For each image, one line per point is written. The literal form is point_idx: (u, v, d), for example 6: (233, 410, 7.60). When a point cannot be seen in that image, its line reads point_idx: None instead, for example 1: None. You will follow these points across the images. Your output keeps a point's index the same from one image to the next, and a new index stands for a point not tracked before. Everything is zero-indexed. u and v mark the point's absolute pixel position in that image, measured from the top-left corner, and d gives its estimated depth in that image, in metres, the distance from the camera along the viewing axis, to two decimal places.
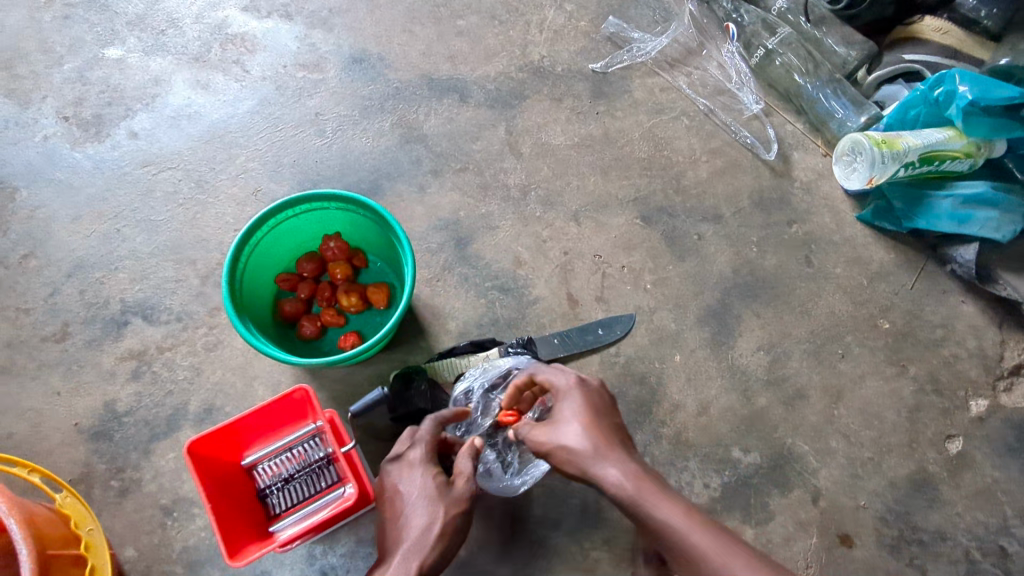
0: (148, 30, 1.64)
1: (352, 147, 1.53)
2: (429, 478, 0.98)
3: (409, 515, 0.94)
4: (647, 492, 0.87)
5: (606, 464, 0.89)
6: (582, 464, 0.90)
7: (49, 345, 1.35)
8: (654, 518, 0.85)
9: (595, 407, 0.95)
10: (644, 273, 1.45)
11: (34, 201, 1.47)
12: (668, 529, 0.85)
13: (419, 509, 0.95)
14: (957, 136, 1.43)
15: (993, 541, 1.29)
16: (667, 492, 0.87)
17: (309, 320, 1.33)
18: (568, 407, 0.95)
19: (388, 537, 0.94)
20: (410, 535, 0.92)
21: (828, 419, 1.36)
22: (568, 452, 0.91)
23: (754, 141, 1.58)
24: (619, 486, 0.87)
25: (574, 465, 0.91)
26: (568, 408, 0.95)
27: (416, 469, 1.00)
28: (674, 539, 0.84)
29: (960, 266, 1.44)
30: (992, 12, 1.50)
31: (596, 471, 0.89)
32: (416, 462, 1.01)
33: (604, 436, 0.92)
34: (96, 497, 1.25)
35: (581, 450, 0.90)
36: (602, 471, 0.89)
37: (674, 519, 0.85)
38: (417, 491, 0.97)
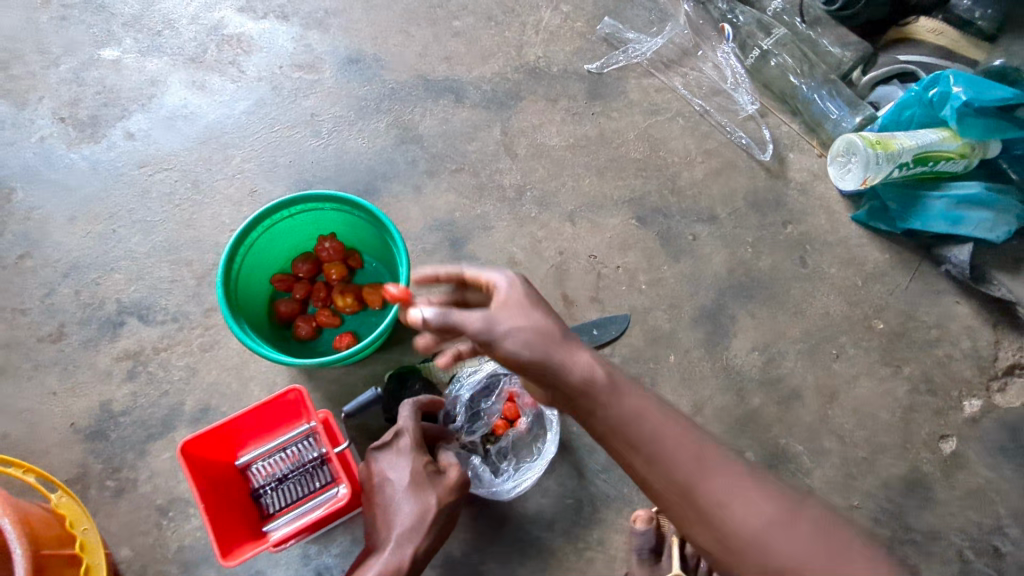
0: (144, 30, 1.64)
1: (348, 147, 1.54)
2: (418, 467, 1.05)
3: (399, 502, 1.03)
4: (613, 384, 0.80)
5: (572, 351, 0.81)
6: (545, 349, 0.80)
7: (45, 345, 1.36)
8: (625, 406, 0.79)
9: (542, 296, 0.85)
10: (639, 273, 1.46)
11: (31, 202, 1.47)
12: (636, 420, 0.78)
13: (410, 498, 1.03)
14: (952, 136, 1.43)
15: (987, 541, 1.30)
16: (630, 385, 0.81)
17: (305, 321, 1.33)
18: (516, 289, 0.84)
19: (379, 522, 1.03)
20: (402, 522, 1.02)
21: (822, 419, 1.37)
22: (524, 337, 0.80)
23: (749, 142, 1.58)
24: (589, 373, 0.80)
25: (531, 348, 0.80)
26: (517, 293, 0.83)
27: (405, 458, 1.07)
28: (645, 429, 0.78)
29: (954, 266, 1.45)
30: (986, 12, 1.52)
31: (560, 358, 0.80)
32: (405, 450, 1.07)
33: (556, 323, 0.83)
34: (92, 497, 1.26)
35: (540, 334, 0.81)
36: (568, 360, 0.80)
37: (641, 409, 0.79)
38: (405, 480, 1.04)
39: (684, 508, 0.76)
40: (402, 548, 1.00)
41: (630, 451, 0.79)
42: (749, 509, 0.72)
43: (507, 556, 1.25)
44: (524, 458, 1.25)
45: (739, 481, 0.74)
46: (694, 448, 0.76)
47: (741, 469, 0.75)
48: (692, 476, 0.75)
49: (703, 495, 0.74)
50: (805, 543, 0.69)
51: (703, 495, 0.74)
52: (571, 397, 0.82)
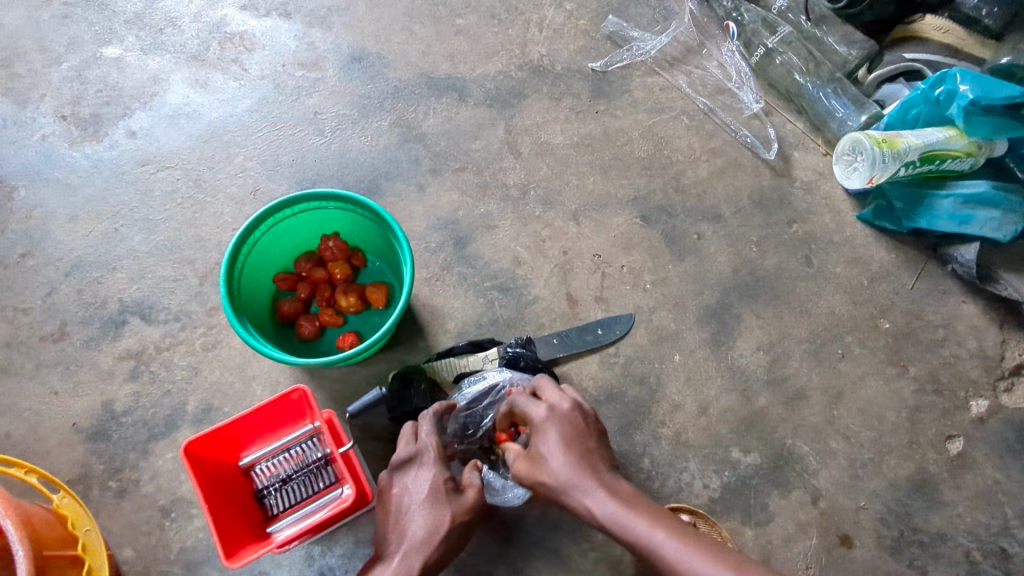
0: (146, 28, 1.64)
1: (351, 146, 1.53)
2: (439, 481, 1.03)
3: (415, 514, 0.99)
4: (623, 511, 0.90)
5: (591, 480, 0.94)
6: (565, 483, 0.94)
7: (47, 345, 1.35)
8: (630, 533, 0.89)
9: (576, 429, 0.99)
10: (644, 273, 1.45)
11: (33, 201, 1.46)
12: (644, 543, 0.88)
13: (427, 511, 1.00)
14: (958, 135, 1.42)
15: (994, 543, 1.29)
16: (643, 510, 0.91)
17: (308, 320, 1.32)
18: (552, 422, 0.99)
19: (391, 533, 0.99)
20: (415, 535, 0.97)
21: (828, 420, 1.36)
22: (552, 468, 0.95)
23: (754, 140, 1.57)
24: (604, 500, 0.92)
25: (560, 479, 0.95)
26: (552, 430, 0.99)
27: (426, 470, 1.03)
28: (654, 555, 0.86)
29: (961, 265, 1.43)
30: (993, 10, 1.49)
31: (581, 486, 0.93)
32: (429, 461, 1.04)
33: (581, 452, 0.97)
34: (94, 497, 1.25)
35: (562, 471, 0.95)
36: (586, 490, 0.93)
37: (642, 531, 0.88)
38: (425, 491, 1.02)
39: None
40: (410, 562, 0.95)
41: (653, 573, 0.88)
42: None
43: (512, 557, 1.25)
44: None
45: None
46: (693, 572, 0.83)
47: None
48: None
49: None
50: None
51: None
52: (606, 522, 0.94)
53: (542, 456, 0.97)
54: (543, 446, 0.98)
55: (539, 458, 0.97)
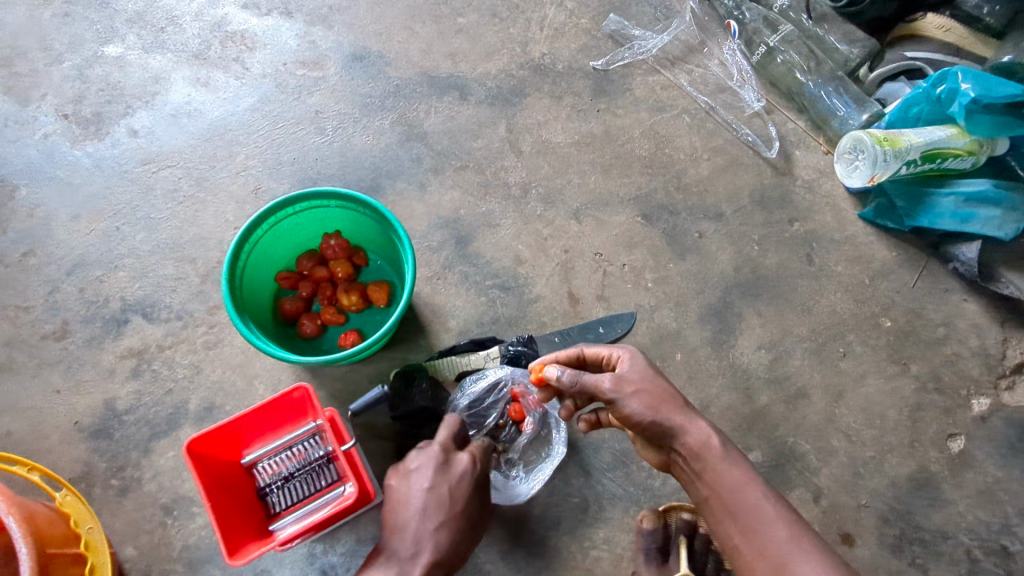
0: (147, 27, 1.64)
1: (352, 144, 1.53)
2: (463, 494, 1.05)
3: (437, 527, 1.01)
4: (725, 457, 0.92)
5: (693, 419, 0.95)
6: (662, 415, 0.94)
7: (49, 343, 1.35)
8: (725, 478, 0.91)
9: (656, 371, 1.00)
10: (645, 271, 1.45)
11: (35, 200, 1.46)
12: (739, 490, 0.91)
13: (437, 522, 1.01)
14: (959, 134, 1.42)
15: (995, 541, 1.29)
16: (741, 459, 0.94)
17: (310, 318, 1.33)
18: (636, 365, 0.99)
19: (405, 537, 1.00)
20: (428, 545, 1.00)
21: (829, 418, 1.36)
22: (646, 404, 0.95)
23: (755, 139, 1.57)
24: (705, 441, 0.93)
25: (655, 413, 0.95)
26: (635, 367, 0.99)
27: (456, 480, 1.05)
28: (743, 504, 0.90)
29: (962, 263, 1.43)
30: (994, 9, 1.49)
31: (679, 423, 0.94)
32: (461, 473, 1.06)
33: (676, 394, 0.98)
34: (96, 495, 1.25)
35: (660, 401, 0.95)
36: (686, 428, 0.94)
37: (740, 478, 0.91)
38: (432, 501, 1.02)
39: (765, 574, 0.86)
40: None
41: (726, 518, 0.91)
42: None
43: (514, 556, 1.24)
44: (533, 458, 1.25)
45: (814, 555, 0.86)
46: (778, 524, 0.88)
47: (825, 553, 0.86)
48: (775, 548, 0.87)
49: (788, 569, 0.85)
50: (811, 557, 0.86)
51: (785, 565, 0.85)
52: (686, 461, 0.95)
53: (632, 392, 0.96)
54: (630, 378, 0.97)
55: (629, 391, 0.96)
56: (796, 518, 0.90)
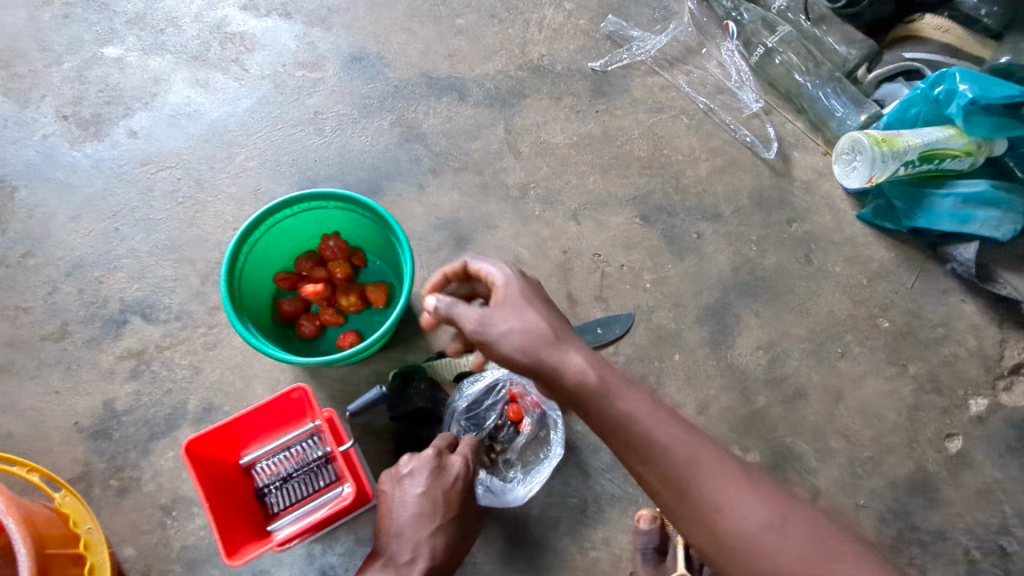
0: (147, 28, 1.64)
1: (351, 145, 1.53)
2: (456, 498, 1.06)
3: (429, 530, 1.03)
4: (614, 389, 0.79)
5: (565, 353, 0.83)
6: (535, 352, 0.83)
7: (49, 344, 1.35)
8: (627, 411, 0.78)
9: (545, 299, 0.90)
10: (643, 272, 1.45)
11: (34, 201, 1.47)
12: (635, 423, 0.77)
13: (435, 528, 1.03)
14: (958, 135, 1.42)
15: (993, 541, 1.29)
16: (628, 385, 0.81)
17: (309, 319, 1.33)
18: (515, 291, 0.89)
19: (399, 541, 1.02)
20: (428, 548, 1.02)
21: (827, 418, 1.36)
22: (517, 339, 0.84)
23: (754, 140, 1.58)
24: (582, 377, 0.80)
25: (529, 352, 0.83)
26: (514, 295, 0.89)
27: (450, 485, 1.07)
28: (659, 446, 0.76)
29: (960, 264, 1.44)
30: (993, 10, 1.50)
31: (558, 359, 0.82)
32: (455, 477, 1.07)
33: (556, 323, 0.86)
34: (95, 496, 1.26)
35: (534, 338, 0.84)
36: (564, 360, 0.82)
37: (640, 413, 0.77)
38: (427, 506, 1.04)
39: (688, 518, 0.75)
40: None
41: (629, 454, 0.78)
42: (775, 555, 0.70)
43: (513, 556, 1.25)
44: (531, 460, 1.24)
45: (742, 491, 0.73)
46: (698, 460, 0.75)
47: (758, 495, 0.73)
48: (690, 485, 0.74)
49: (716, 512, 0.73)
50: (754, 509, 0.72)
51: (704, 503, 0.73)
52: (570, 400, 0.83)
53: (506, 317, 0.86)
54: (499, 315, 0.86)
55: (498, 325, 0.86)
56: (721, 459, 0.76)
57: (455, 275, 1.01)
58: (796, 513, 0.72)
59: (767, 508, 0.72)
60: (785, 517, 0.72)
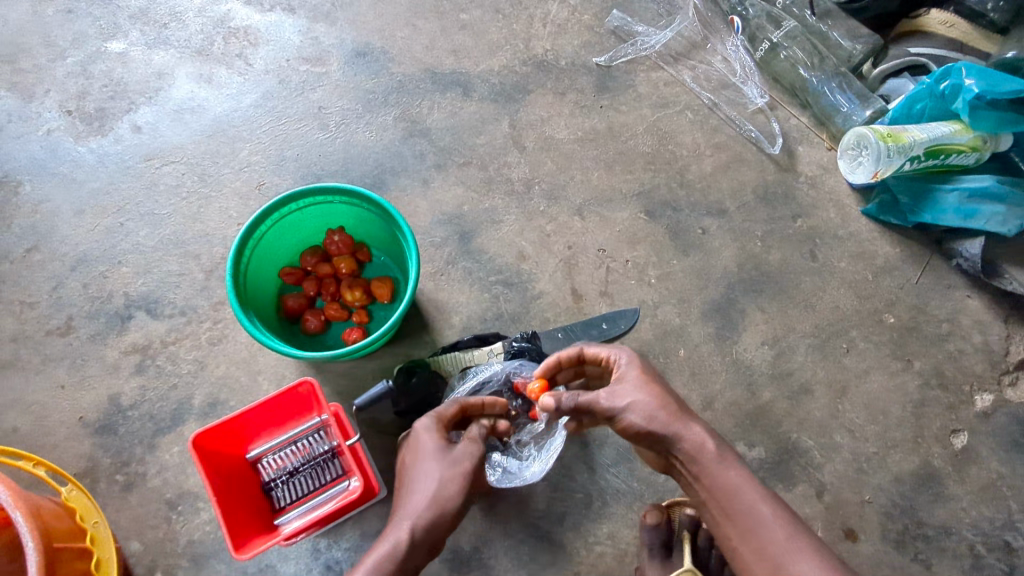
0: (150, 23, 1.64)
1: (356, 140, 1.53)
2: (433, 450, 1.01)
3: (413, 485, 0.98)
4: (721, 458, 0.96)
5: (688, 425, 0.97)
6: (652, 423, 0.97)
7: (54, 339, 1.35)
8: (724, 477, 0.95)
9: (654, 376, 1.02)
10: (648, 267, 1.45)
11: (38, 196, 1.47)
12: (733, 488, 0.94)
13: (418, 484, 0.98)
14: (964, 129, 1.41)
15: (998, 536, 1.29)
16: (732, 457, 0.97)
17: (313, 315, 1.33)
18: (635, 375, 1.01)
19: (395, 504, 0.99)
20: (414, 504, 0.96)
21: (832, 414, 1.36)
22: (643, 413, 0.97)
23: (759, 135, 1.57)
24: (696, 449, 0.96)
25: (653, 422, 0.97)
26: (636, 373, 1.01)
27: (422, 441, 1.02)
28: (740, 502, 0.93)
29: (966, 260, 1.43)
30: (998, 5, 1.47)
31: (677, 431, 0.97)
32: (422, 432, 1.03)
33: (675, 399, 1.00)
34: (101, 491, 1.25)
35: (645, 411, 0.98)
36: (682, 434, 0.97)
37: (736, 478, 0.95)
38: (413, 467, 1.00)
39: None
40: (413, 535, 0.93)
41: (720, 515, 0.95)
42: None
43: (518, 551, 1.25)
44: (544, 436, 1.21)
45: (810, 552, 0.89)
46: (774, 516, 0.92)
47: (822, 554, 0.89)
48: (763, 542, 0.90)
49: (785, 568, 0.88)
50: (812, 546, 0.89)
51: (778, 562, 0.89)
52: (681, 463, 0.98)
53: (628, 398, 0.99)
54: (622, 389, 1.00)
55: (624, 401, 0.98)
56: (783, 507, 0.94)
57: (569, 360, 1.10)
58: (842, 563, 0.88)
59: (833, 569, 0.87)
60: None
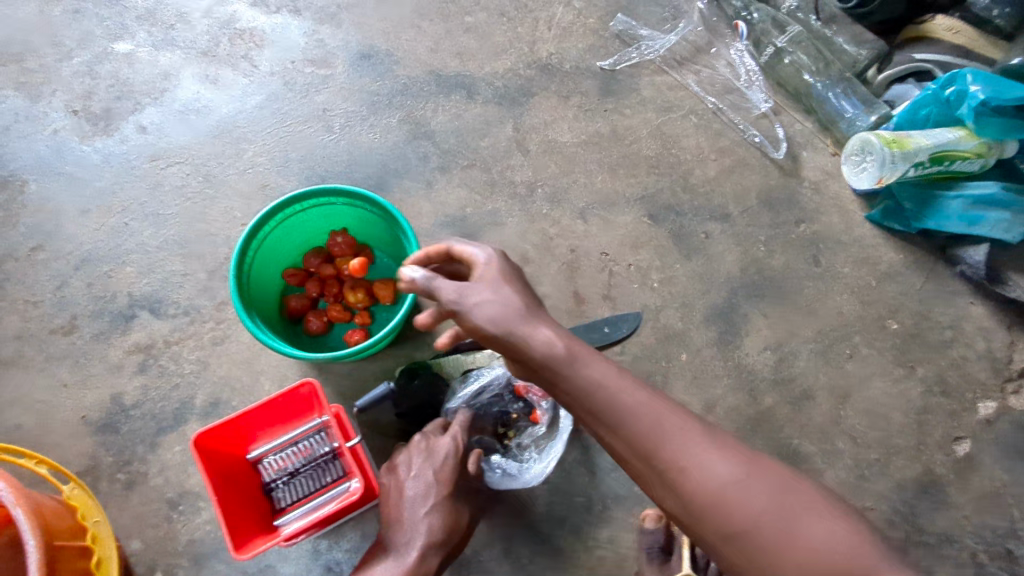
0: (157, 24, 1.64)
1: (360, 142, 1.54)
2: (423, 471, 1.08)
3: (407, 505, 1.05)
4: (578, 356, 0.80)
5: (536, 327, 0.81)
6: (490, 322, 0.82)
7: (57, 337, 1.36)
8: (586, 378, 0.79)
9: (513, 279, 0.87)
10: (651, 271, 1.45)
11: (43, 195, 1.47)
12: (600, 390, 0.79)
13: (432, 509, 1.05)
14: (969, 135, 1.41)
15: (1000, 545, 1.29)
16: (596, 354, 0.82)
17: (316, 316, 1.34)
18: (494, 275, 0.86)
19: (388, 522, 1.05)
20: (410, 523, 1.03)
21: (834, 420, 1.36)
22: (493, 313, 0.82)
23: (763, 140, 1.57)
24: (549, 349, 0.80)
25: (498, 325, 0.82)
26: (494, 273, 0.86)
27: (412, 463, 1.09)
28: (606, 402, 0.78)
29: (970, 267, 1.44)
30: (1004, 10, 1.45)
31: (524, 334, 0.81)
32: (412, 455, 1.10)
33: (533, 303, 0.85)
34: (102, 490, 1.26)
35: (488, 308, 0.82)
36: (534, 335, 0.81)
37: (606, 377, 0.79)
38: (423, 487, 1.06)
39: (657, 481, 0.77)
40: (427, 564, 1.01)
41: (592, 420, 0.81)
42: (746, 502, 0.72)
43: (517, 554, 1.25)
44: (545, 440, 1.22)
45: (702, 442, 0.76)
46: (668, 418, 0.78)
47: (728, 453, 0.76)
48: (647, 443, 0.76)
49: (684, 472, 0.75)
50: (724, 463, 0.74)
51: (682, 475, 0.75)
52: (539, 373, 0.82)
53: (474, 296, 0.84)
54: (472, 285, 0.85)
55: (470, 296, 0.84)
56: (664, 402, 0.79)
57: (437, 257, 0.96)
58: (750, 461, 0.75)
59: (732, 460, 0.75)
60: (751, 467, 0.75)
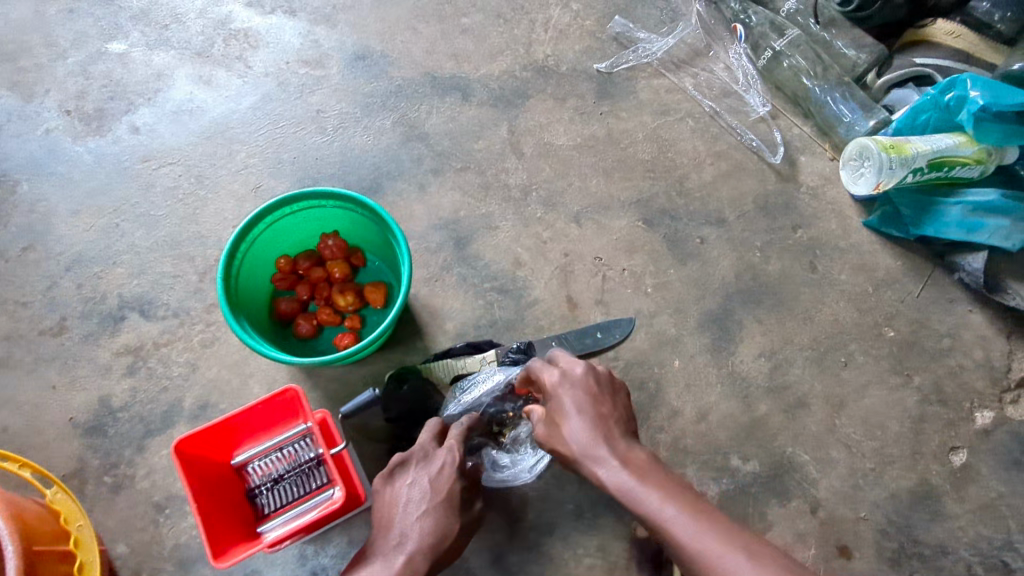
0: (152, 24, 1.64)
1: (353, 144, 1.53)
2: (421, 478, 1.06)
3: (402, 512, 1.03)
4: (636, 479, 0.89)
5: (602, 454, 0.93)
6: (581, 450, 0.94)
7: (47, 338, 1.35)
8: (642, 500, 0.88)
9: (593, 402, 0.99)
10: (645, 276, 1.43)
11: (35, 195, 1.47)
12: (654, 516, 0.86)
13: (424, 513, 1.02)
14: (968, 142, 1.39)
15: (996, 557, 1.27)
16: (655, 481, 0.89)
17: (306, 319, 1.32)
18: (567, 399, 0.99)
19: (381, 530, 1.02)
20: (404, 531, 1.01)
21: (829, 428, 1.34)
22: (569, 439, 0.96)
23: (760, 144, 1.56)
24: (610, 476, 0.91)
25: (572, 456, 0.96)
26: (569, 400, 0.99)
27: (411, 469, 1.07)
28: (663, 527, 0.85)
29: (968, 274, 1.41)
30: (1006, 15, 1.44)
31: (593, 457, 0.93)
32: (412, 460, 1.08)
33: (608, 427, 0.96)
34: (89, 492, 1.25)
35: (576, 439, 0.95)
36: (599, 458, 0.92)
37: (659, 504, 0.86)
38: (418, 494, 1.04)
39: None
40: (415, 568, 0.97)
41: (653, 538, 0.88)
42: None
43: (506, 562, 1.23)
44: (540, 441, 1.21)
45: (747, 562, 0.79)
46: (712, 544, 0.81)
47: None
48: (697, 564, 0.81)
49: None
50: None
51: None
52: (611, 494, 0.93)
53: (552, 423, 0.99)
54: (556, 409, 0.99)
55: (550, 423, 0.99)
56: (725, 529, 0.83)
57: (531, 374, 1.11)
58: None
59: None
60: None
